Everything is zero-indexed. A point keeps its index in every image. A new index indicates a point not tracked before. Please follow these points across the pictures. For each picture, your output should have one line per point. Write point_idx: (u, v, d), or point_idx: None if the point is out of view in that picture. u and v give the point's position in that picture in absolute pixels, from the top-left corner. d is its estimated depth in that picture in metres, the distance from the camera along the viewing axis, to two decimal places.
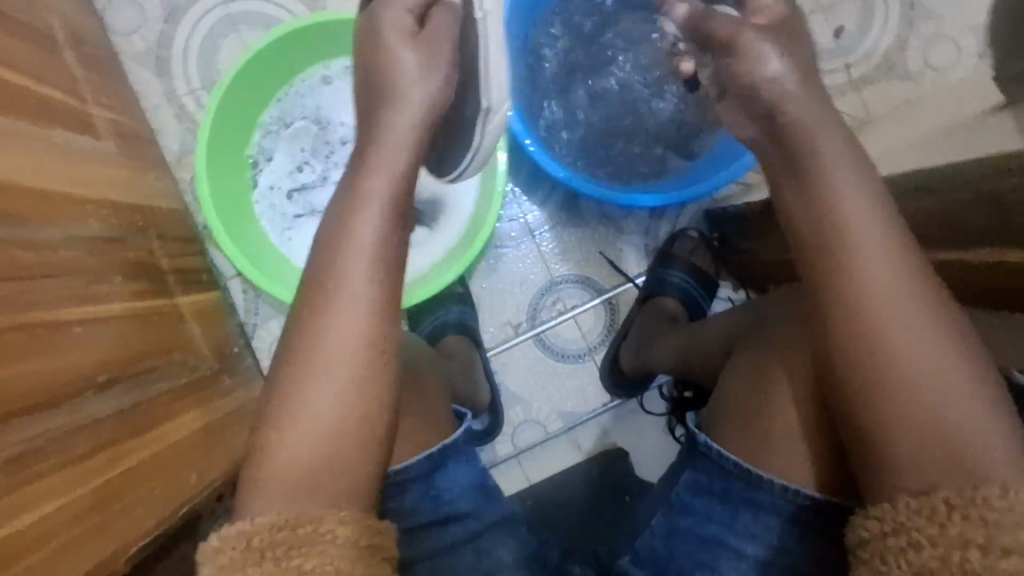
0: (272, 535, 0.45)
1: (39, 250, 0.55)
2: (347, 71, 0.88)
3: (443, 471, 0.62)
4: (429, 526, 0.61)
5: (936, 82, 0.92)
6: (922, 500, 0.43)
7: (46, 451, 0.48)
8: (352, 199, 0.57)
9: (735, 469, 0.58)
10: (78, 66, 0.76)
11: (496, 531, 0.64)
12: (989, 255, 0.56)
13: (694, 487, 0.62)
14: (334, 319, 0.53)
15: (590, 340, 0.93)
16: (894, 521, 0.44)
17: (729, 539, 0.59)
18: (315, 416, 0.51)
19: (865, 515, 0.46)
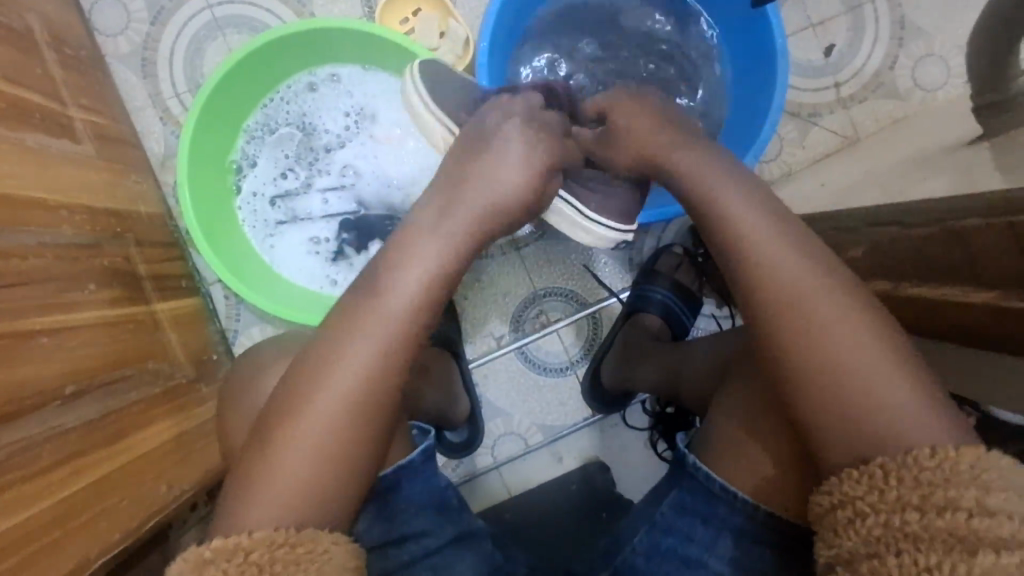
0: (271, 552, 0.45)
1: (8, 258, 0.55)
2: (334, 78, 0.87)
3: (402, 488, 0.62)
4: (384, 546, 0.60)
5: (924, 102, 0.92)
6: (861, 469, 0.44)
7: (5, 465, 0.47)
8: None
9: (721, 491, 0.57)
10: (59, 68, 0.75)
11: (456, 547, 0.63)
12: (937, 288, 0.57)
13: (679, 507, 0.59)
14: None
15: (572, 354, 0.92)
16: (841, 492, 0.44)
17: (710, 562, 0.57)
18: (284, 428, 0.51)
19: (818, 491, 0.46)
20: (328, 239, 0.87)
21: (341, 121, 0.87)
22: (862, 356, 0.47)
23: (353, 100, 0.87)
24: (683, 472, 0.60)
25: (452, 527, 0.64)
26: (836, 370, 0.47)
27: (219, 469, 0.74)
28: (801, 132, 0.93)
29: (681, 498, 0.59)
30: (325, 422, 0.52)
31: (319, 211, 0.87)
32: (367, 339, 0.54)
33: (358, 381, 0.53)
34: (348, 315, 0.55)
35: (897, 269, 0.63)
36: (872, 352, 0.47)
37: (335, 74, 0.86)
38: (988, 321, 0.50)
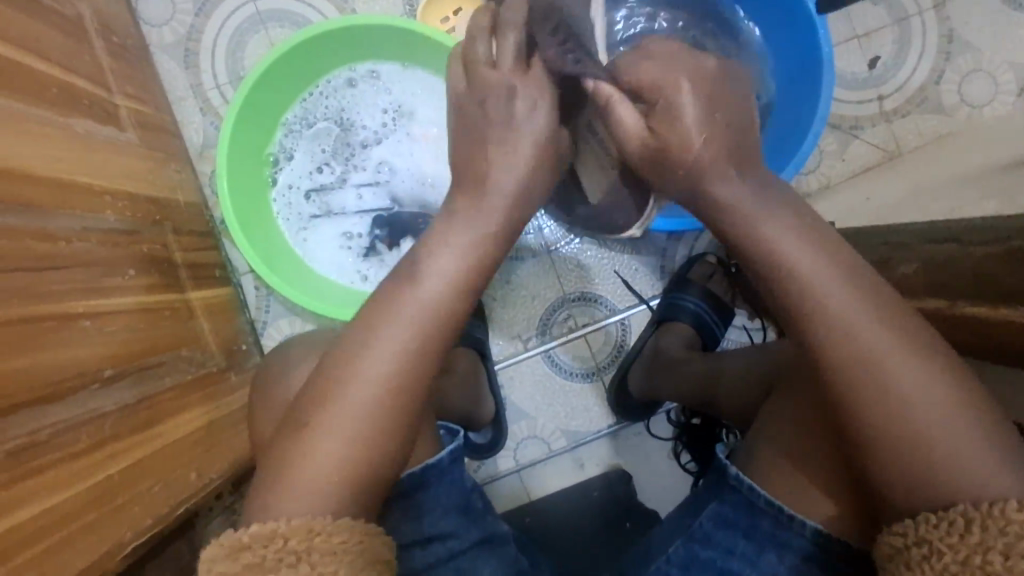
0: (308, 540, 0.47)
1: (55, 241, 0.56)
2: (373, 74, 0.87)
3: (429, 491, 0.62)
4: (411, 546, 0.60)
5: (970, 119, 0.90)
6: (940, 515, 0.44)
7: (45, 446, 0.47)
8: None
9: (766, 505, 0.57)
10: (107, 56, 0.76)
11: (482, 550, 0.63)
12: (989, 308, 0.56)
13: (718, 519, 0.60)
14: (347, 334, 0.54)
15: (599, 360, 0.92)
16: (917, 535, 0.44)
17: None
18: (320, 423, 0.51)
19: (890, 531, 0.46)
20: (360, 235, 0.88)
21: (378, 117, 0.88)
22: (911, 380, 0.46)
23: (390, 97, 0.87)
24: (724, 483, 0.60)
25: (477, 530, 0.64)
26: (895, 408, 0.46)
27: (247, 459, 0.74)
28: (841, 144, 0.92)
29: (721, 510, 0.60)
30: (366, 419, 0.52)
31: (352, 207, 0.88)
32: (393, 339, 0.53)
33: None
34: (370, 309, 0.54)
35: (949, 286, 0.62)
36: (922, 371, 0.46)
37: (374, 70, 0.87)
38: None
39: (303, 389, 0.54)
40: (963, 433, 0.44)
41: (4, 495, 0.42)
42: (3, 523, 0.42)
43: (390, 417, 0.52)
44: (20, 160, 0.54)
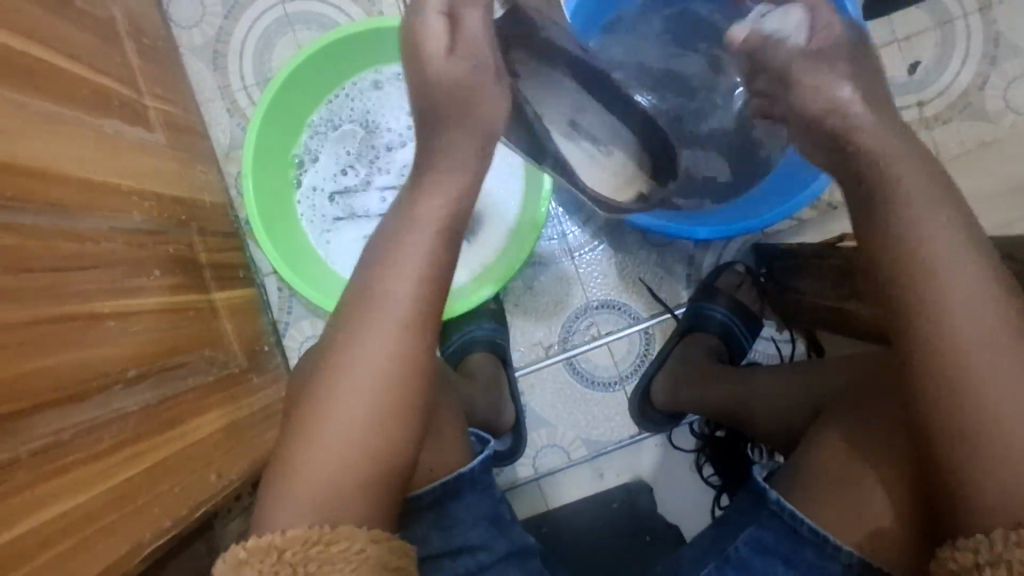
0: (305, 551, 0.46)
1: (82, 241, 0.56)
2: (398, 76, 0.87)
3: (460, 500, 0.61)
4: (440, 557, 0.60)
5: (1016, 125, 0.86)
6: (1019, 533, 0.42)
7: (68, 446, 0.48)
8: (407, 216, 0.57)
9: (810, 535, 0.55)
10: (137, 57, 0.77)
11: (508, 564, 0.62)
12: None
13: (757, 545, 0.58)
14: (370, 337, 0.54)
15: (622, 368, 0.90)
16: (989, 552, 0.43)
17: None
18: (342, 426, 0.52)
19: (954, 547, 0.45)
20: None
21: (403, 120, 0.87)
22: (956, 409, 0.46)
23: None
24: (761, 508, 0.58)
25: (507, 542, 0.63)
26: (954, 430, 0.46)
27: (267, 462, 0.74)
28: None
29: (759, 535, 0.58)
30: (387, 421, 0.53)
31: (375, 209, 0.87)
32: (395, 335, 0.54)
33: (404, 369, 0.53)
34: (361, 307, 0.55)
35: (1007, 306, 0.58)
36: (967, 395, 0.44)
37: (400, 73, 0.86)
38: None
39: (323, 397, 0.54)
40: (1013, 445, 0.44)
41: (26, 497, 0.43)
42: (24, 525, 0.42)
43: (401, 408, 0.53)
44: (49, 160, 0.55)
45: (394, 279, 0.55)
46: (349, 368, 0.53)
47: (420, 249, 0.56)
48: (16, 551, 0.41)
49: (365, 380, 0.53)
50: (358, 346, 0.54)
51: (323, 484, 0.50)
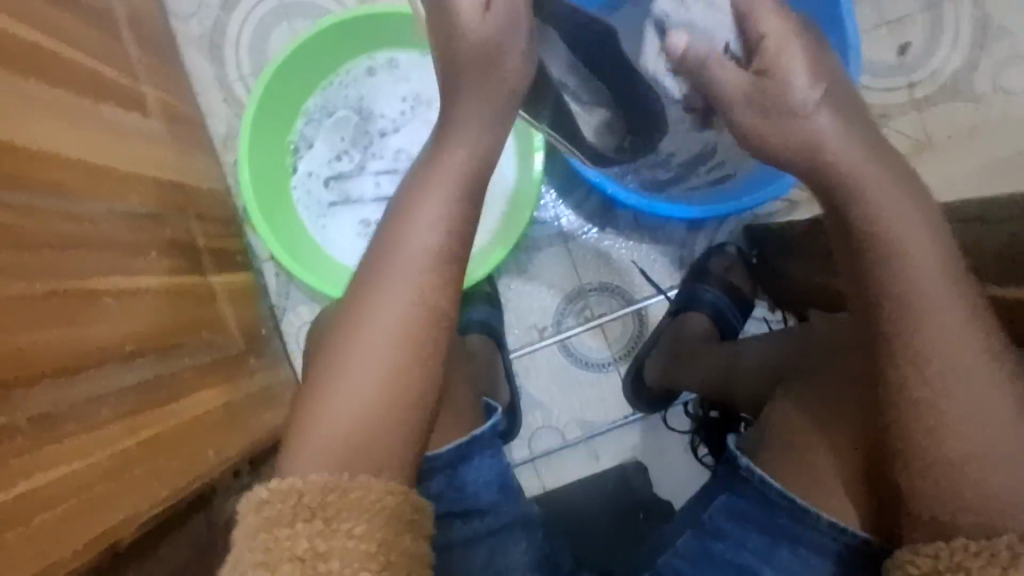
0: (323, 497, 0.48)
1: (81, 223, 0.57)
2: (392, 63, 0.88)
3: (469, 465, 0.65)
4: (451, 517, 0.64)
5: (1006, 107, 0.86)
6: (981, 543, 0.46)
7: (67, 416, 0.49)
8: (421, 185, 0.60)
9: (779, 498, 0.59)
10: (134, 46, 0.78)
11: (512, 529, 0.66)
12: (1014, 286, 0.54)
13: (730, 511, 0.62)
14: (384, 302, 0.56)
15: (615, 351, 0.91)
16: (951, 560, 0.46)
17: (764, 570, 0.59)
18: (352, 390, 0.54)
19: (915, 551, 0.48)
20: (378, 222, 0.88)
21: (397, 106, 0.88)
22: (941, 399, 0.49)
23: (409, 86, 0.88)
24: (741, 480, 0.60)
25: (513, 510, 0.66)
26: (932, 430, 0.49)
27: (266, 443, 0.76)
28: None
29: (731, 503, 0.62)
30: (397, 390, 0.55)
31: (370, 194, 0.88)
32: (401, 308, 0.56)
33: (416, 338, 0.56)
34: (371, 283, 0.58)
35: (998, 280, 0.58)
36: None
37: (394, 60, 0.87)
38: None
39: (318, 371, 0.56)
40: (988, 450, 0.48)
41: (25, 464, 0.44)
42: (24, 489, 0.43)
43: (407, 378, 0.55)
44: (47, 144, 0.56)
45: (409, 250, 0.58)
46: (360, 339, 0.56)
47: (428, 219, 0.58)
48: (16, 515, 0.42)
49: (375, 349, 0.55)
50: (368, 318, 0.56)
51: (325, 450, 0.52)
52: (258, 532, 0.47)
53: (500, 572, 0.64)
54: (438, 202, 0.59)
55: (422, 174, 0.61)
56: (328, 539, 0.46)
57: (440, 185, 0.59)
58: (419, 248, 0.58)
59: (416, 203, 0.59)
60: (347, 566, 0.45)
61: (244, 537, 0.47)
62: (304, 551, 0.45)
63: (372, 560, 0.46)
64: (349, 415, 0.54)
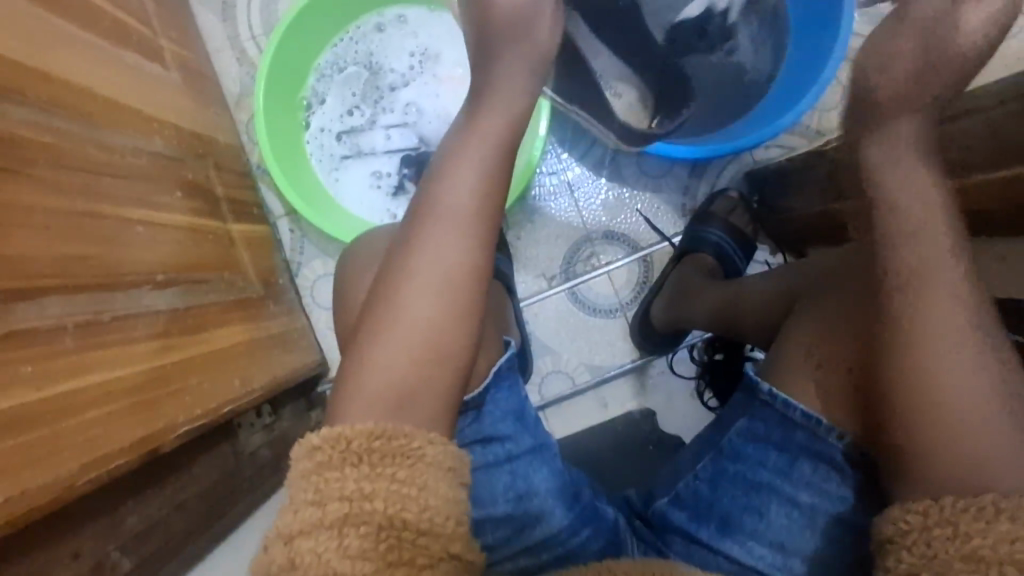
0: (370, 442, 0.48)
1: (110, 153, 0.60)
2: (400, 19, 0.91)
3: (488, 394, 0.65)
4: (472, 445, 0.64)
5: (997, 50, 0.89)
6: (969, 500, 0.44)
7: (109, 327, 0.52)
8: (463, 135, 0.61)
9: (802, 419, 0.59)
10: (151, 1, 0.80)
11: (534, 456, 0.66)
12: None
13: (748, 434, 0.63)
14: (426, 250, 0.56)
15: (622, 297, 0.94)
16: (941, 517, 0.44)
17: (783, 486, 0.61)
18: (399, 340, 0.54)
19: (904, 509, 0.46)
20: (390, 174, 0.91)
21: (405, 60, 0.91)
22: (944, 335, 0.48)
23: (418, 41, 0.90)
24: (754, 399, 0.62)
25: (530, 436, 0.67)
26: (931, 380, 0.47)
27: (285, 382, 0.78)
28: None
29: (752, 427, 0.62)
30: (444, 334, 0.55)
31: (382, 147, 0.91)
32: (440, 266, 0.56)
33: (461, 285, 0.56)
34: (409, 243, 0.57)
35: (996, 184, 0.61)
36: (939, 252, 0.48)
37: (402, 15, 0.90)
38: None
39: None
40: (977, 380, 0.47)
41: (70, 360, 0.46)
42: (70, 383, 0.46)
43: (451, 323, 0.55)
44: (75, 75, 0.58)
45: (453, 197, 0.58)
46: (401, 297, 0.55)
47: (463, 166, 0.59)
48: (63, 404, 0.44)
49: (417, 305, 0.55)
50: (409, 274, 0.56)
51: (370, 403, 0.52)
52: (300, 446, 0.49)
53: (523, 495, 0.63)
54: (472, 168, 0.59)
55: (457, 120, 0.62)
56: (373, 481, 0.46)
57: (478, 140, 0.60)
58: (461, 193, 0.58)
59: (451, 168, 0.59)
60: (393, 506, 0.45)
61: (294, 480, 0.47)
62: (351, 491, 0.45)
63: (416, 501, 0.45)
64: (393, 370, 0.53)
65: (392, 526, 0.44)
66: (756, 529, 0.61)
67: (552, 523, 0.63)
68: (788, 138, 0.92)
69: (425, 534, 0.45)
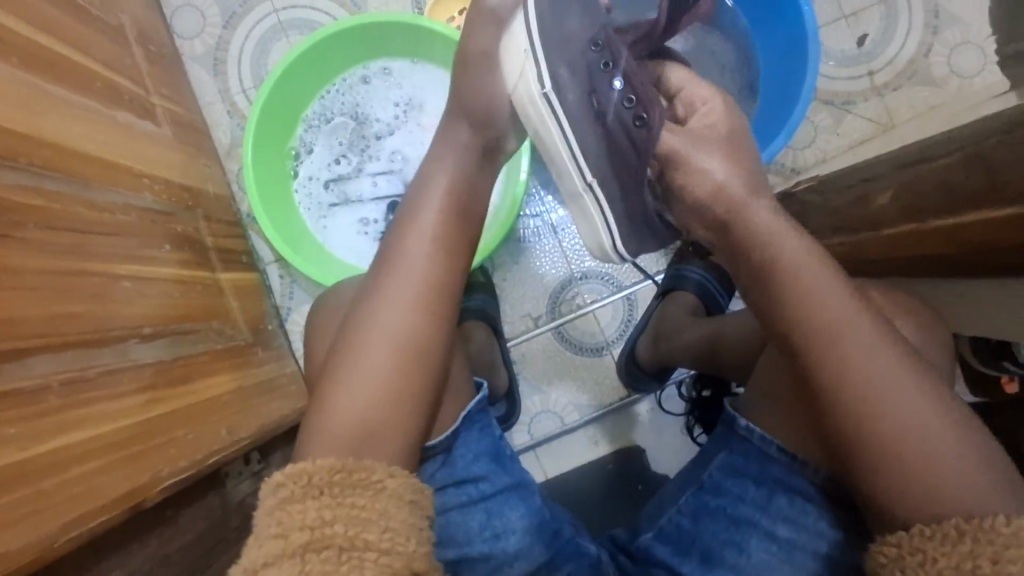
0: (332, 475, 0.50)
1: (100, 210, 0.61)
2: (385, 71, 0.94)
3: (458, 439, 0.65)
4: (446, 486, 0.64)
5: (962, 88, 0.92)
6: (934, 527, 0.46)
7: (95, 383, 0.53)
8: (422, 190, 0.64)
9: (777, 453, 0.60)
10: (144, 61, 0.83)
11: (509, 495, 0.66)
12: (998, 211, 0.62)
13: (727, 469, 0.63)
14: (382, 306, 0.60)
15: (608, 334, 0.95)
16: (910, 545, 0.47)
17: (761, 520, 0.61)
18: (352, 400, 0.56)
19: (883, 542, 0.49)
20: (376, 220, 0.94)
21: (391, 110, 0.94)
22: (890, 369, 0.51)
23: (402, 92, 0.94)
24: (733, 435, 0.64)
25: (507, 476, 0.67)
26: (895, 422, 0.50)
27: (275, 429, 0.78)
28: (835, 120, 0.95)
29: (731, 460, 0.63)
30: (404, 388, 0.58)
31: (368, 194, 0.94)
32: (404, 305, 0.59)
33: (420, 338, 0.59)
34: (376, 286, 0.61)
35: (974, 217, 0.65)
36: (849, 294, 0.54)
37: (386, 68, 0.93)
38: (998, 234, 0.49)
39: (334, 346, 0.61)
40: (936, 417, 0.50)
41: (58, 418, 0.47)
42: (56, 441, 0.46)
43: (406, 372, 0.58)
44: (68, 139, 0.60)
45: (410, 249, 0.61)
46: (359, 353, 0.58)
47: (423, 218, 0.62)
48: (47, 463, 0.45)
49: (382, 340, 0.58)
50: (365, 330, 0.59)
51: (332, 448, 0.54)
52: (284, 491, 0.49)
53: (498, 535, 0.64)
54: (433, 205, 0.63)
55: (434, 172, 0.64)
56: (334, 509, 0.48)
57: (435, 195, 0.63)
58: (419, 248, 0.61)
59: (413, 211, 0.63)
60: (353, 528, 0.47)
61: (261, 517, 0.49)
62: (312, 520, 0.47)
63: (377, 523, 0.48)
64: (354, 418, 0.56)
65: (354, 546, 0.46)
66: (737, 563, 0.61)
67: (533, 559, 0.63)
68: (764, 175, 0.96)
69: (387, 552, 0.46)
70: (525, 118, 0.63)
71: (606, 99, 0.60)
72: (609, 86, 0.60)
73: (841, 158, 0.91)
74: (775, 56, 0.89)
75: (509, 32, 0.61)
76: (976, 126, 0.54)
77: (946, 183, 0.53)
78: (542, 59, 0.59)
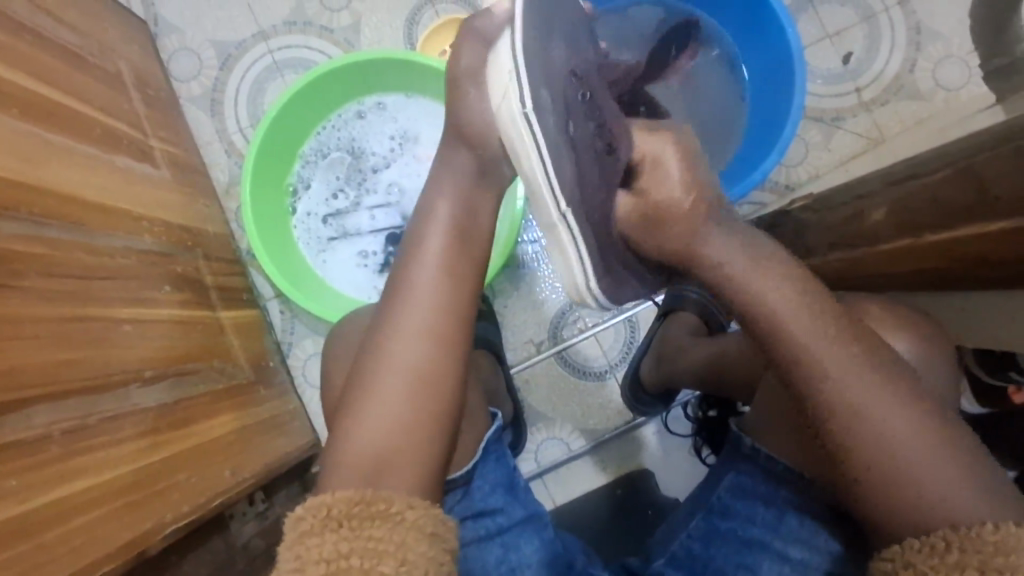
0: (349, 508, 0.50)
1: (99, 256, 0.61)
2: (380, 105, 0.95)
3: (477, 469, 0.65)
4: (464, 520, 0.63)
5: (948, 100, 0.94)
6: (923, 540, 0.47)
7: (96, 430, 0.52)
8: (422, 222, 0.64)
9: (786, 473, 0.60)
10: (142, 105, 0.84)
11: (525, 528, 0.65)
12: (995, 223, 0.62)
13: (736, 488, 0.63)
14: (395, 338, 0.59)
15: (611, 357, 0.95)
16: (904, 559, 0.47)
17: (774, 542, 0.60)
18: (369, 433, 0.56)
19: (879, 557, 0.49)
20: (375, 252, 0.95)
21: (386, 143, 0.95)
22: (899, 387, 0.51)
23: (397, 125, 0.95)
24: (739, 455, 0.63)
25: (522, 507, 0.66)
26: (919, 433, 0.50)
27: (277, 467, 0.78)
28: (826, 136, 0.96)
29: (740, 481, 0.62)
30: (421, 421, 0.57)
31: (366, 227, 0.95)
32: (417, 337, 0.59)
33: (434, 369, 0.59)
34: (385, 318, 0.61)
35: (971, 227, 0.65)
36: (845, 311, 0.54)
37: (381, 102, 0.94)
38: (1002, 244, 0.49)
39: (348, 380, 0.60)
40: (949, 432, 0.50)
41: (54, 469, 0.46)
42: (58, 491, 0.46)
43: (421, 404, 0.58)
44: (68, 186, 0.61)
45: (417, 278, 0.62)
46: (372, 384, 0.58)
47: (429, 244, 0.63)
48: (48, 516, 0.45)
49: (397, 371, 0.58)
50: (378, 362, 0.59)
51: (347, 480, 0.54)
52: (304, 529, 0.48)
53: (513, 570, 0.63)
54: (439, 230, 0.63)
55: (441, 197, 0.64)
56: (350, 541, 0.47)
57: (440, 220, 0.63)
58: (426, 276, 0.61)
59: (418, 238, 0.63)
60: (368, 561, 0.46)
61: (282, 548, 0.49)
62: (329, 552, 0.46)
63: (393, 555, 0.47)
64: (370, 451, 0.55)
65: None
66: None
67: None
68: (758, 194, 0.97)
69: None
70: (508, 141, 0.58)
71: (581, 134, 0.56)
72: (586, 119, 0.57)
73: (834, 173, 0.91)
74: (760, 83, 0.91)
75: (499, 51, 0.59)
76: (964, 140, 0.54)
77: (938, 198, 0.54)
78: (535, 85, 0.55)
